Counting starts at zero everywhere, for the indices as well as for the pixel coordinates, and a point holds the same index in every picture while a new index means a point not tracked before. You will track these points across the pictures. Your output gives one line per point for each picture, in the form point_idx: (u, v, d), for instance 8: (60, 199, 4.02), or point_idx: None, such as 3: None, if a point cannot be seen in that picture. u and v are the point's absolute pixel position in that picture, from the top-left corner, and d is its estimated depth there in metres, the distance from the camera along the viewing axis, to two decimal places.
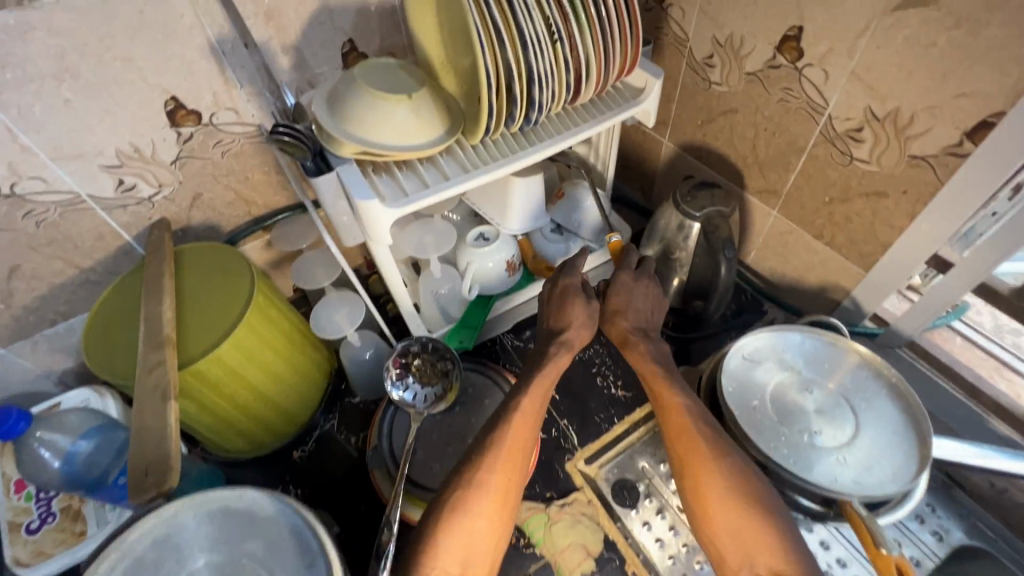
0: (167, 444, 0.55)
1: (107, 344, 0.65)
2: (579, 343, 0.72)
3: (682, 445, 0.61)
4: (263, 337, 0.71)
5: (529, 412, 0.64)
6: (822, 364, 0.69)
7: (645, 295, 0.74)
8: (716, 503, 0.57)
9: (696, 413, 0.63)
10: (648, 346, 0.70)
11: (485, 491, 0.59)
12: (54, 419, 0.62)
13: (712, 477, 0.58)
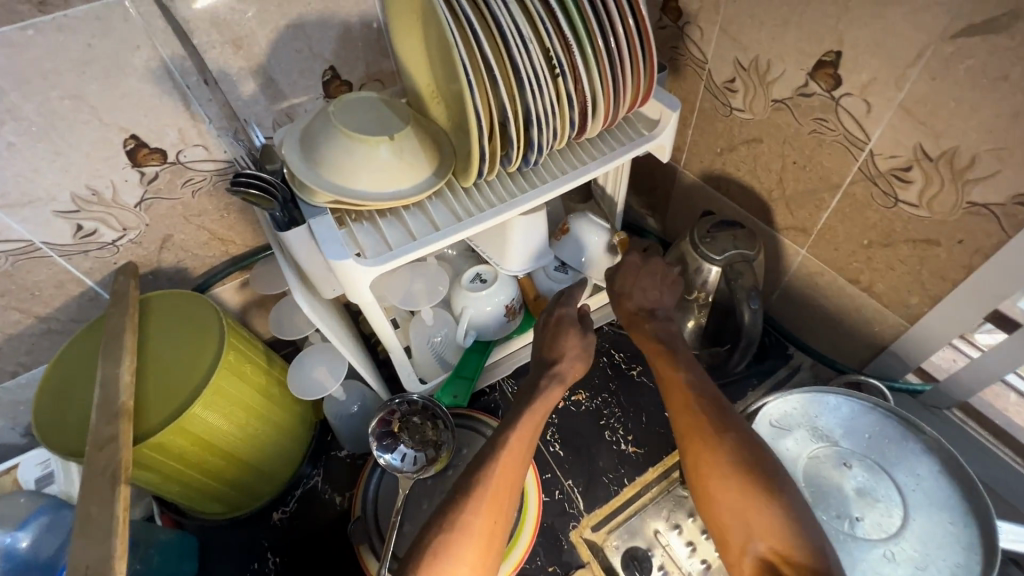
0: (110, 542, 0.49)
1: (60, 412, 0.59)
2: (572, 376, 0.66)
3: (684, 420, 0.57)
4: (235, 398, 0.64)
5: (518, 450, 0.57)
6: (863, 435, 0.61)
7: (652, 269, 0.70)
8: (717, 478, 0.52)
9: (697, 387, 0.59)
10: (655, 327, 0.67)
11: (468, 537, 0.51)
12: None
13: (716, 449, 0.53)
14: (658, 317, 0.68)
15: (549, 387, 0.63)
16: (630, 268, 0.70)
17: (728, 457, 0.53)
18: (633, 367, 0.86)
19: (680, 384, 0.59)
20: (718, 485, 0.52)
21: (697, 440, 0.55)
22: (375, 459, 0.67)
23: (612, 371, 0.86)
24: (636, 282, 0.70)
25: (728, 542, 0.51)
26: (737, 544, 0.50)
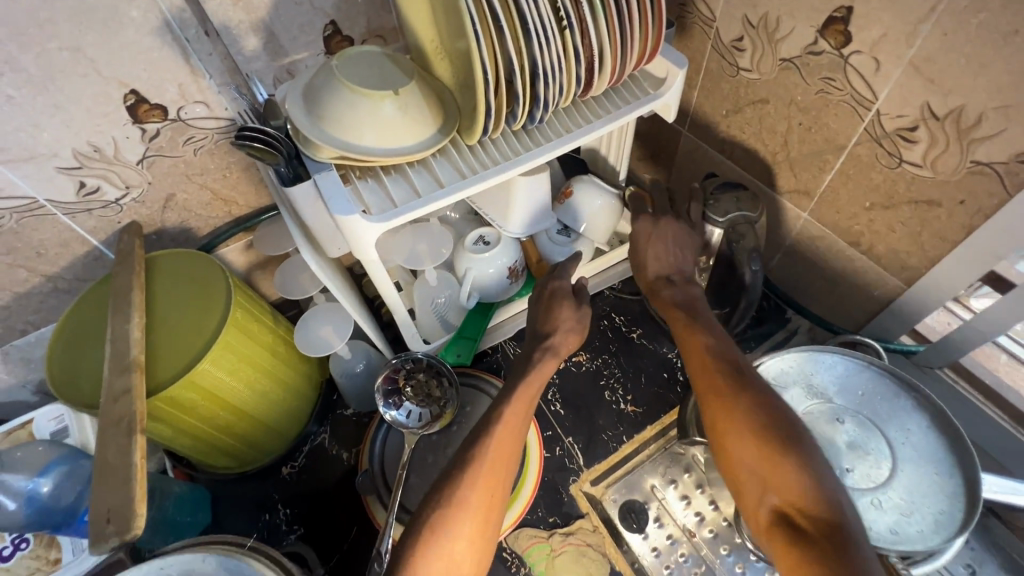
0: (129, 488, 0.50)
1: (72, 367, 0.60)
2: (565, 349, 0.67)
3: (703, 384, 0.58)
4: (244, 355, 0.65)
5: (511, 426, 0.58)
6: (857, 393, 0.62)
7: (668, 231, 0.70)
8: (733, 435, 0.54)
9: (717, 352, 0.59)
10: (672, 293, 0.68)
11: (465, 509, 0.53)
12: (15, 457, 0.58)
13: (734, 412, 0.54)
14: (676, 282, 0.69)
15: (544, 359, 0.65)
16: (648, 233, 0.72)
17: (748, 420, 0.53)
18: (633, 330, 0.87)
19: (700, 350, 0.60)
20: (736, 447, 0.53)
21: (716, 402, 0.56)
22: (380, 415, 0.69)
23: (612, 334, 0.87)
24: (654, 250, 0.71)
25: (744, 497, 0.52)
26: (754, 499, 0.51)
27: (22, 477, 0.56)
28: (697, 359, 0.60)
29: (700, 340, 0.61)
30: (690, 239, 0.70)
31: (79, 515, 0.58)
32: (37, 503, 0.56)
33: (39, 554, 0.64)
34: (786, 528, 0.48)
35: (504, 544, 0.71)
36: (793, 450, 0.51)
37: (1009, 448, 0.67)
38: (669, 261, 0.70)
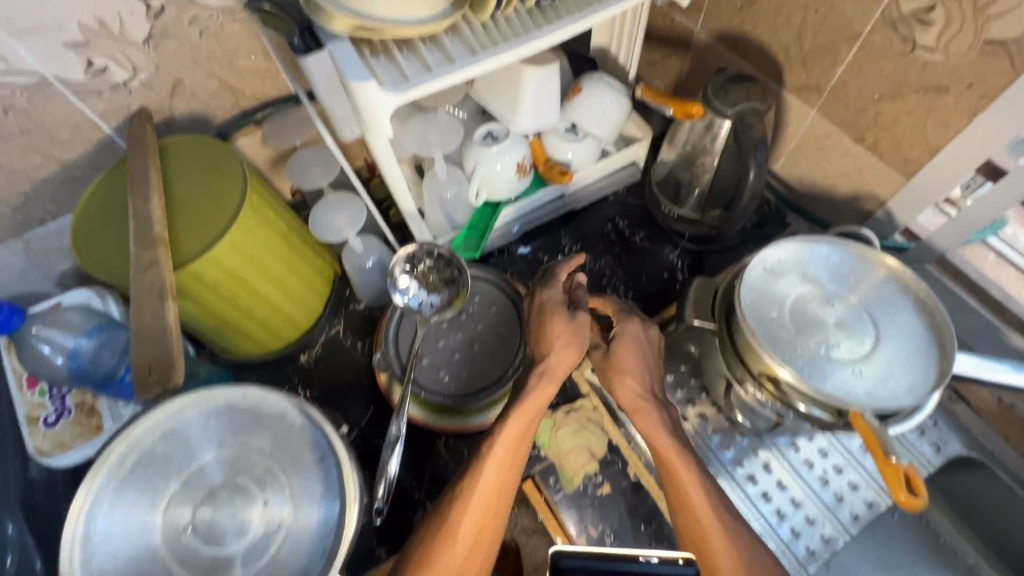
0: (168, 343, 0.54)
1: (98, 245, 0.62)
2: (562, 369, 0.63)
3: (670, 482, 0.61)
4: (261, 239, 0.67)
5: (502, 463, 0.58)
6: (847, 278, 0.66)
7: (641, 341, 0.69)
8: (714, 546, 0.57)
9: (682, 450, 0.62)
10: (659, 416, 0.64)
11: (457, 536, 0.55)
12: (55, 316, 0.63)
13: (722, 550, 0.56)
14: (659, 402, 0.66)
15: (541, 383, 0.62)
16: (626, 342, 0.68)
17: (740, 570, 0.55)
18: (637, 234, 0.90)
19: (693, 484, 0.60)
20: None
21: (707, 530, 0.57)
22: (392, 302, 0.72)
23: (616, 237, 0.90)
24: (627, 360, 0.67)
25: None
26: None
27: (67, 339, 0.61)
28: (676, 463, 0.61)
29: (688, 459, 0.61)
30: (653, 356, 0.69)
31: (119, 375, 0.62)
32: (82, 361, 0.61)
33: (82, 422, 0.70)
34: None
35: None
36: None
37: (986, 337, 0.71)
38: (647, 361, 0.68)
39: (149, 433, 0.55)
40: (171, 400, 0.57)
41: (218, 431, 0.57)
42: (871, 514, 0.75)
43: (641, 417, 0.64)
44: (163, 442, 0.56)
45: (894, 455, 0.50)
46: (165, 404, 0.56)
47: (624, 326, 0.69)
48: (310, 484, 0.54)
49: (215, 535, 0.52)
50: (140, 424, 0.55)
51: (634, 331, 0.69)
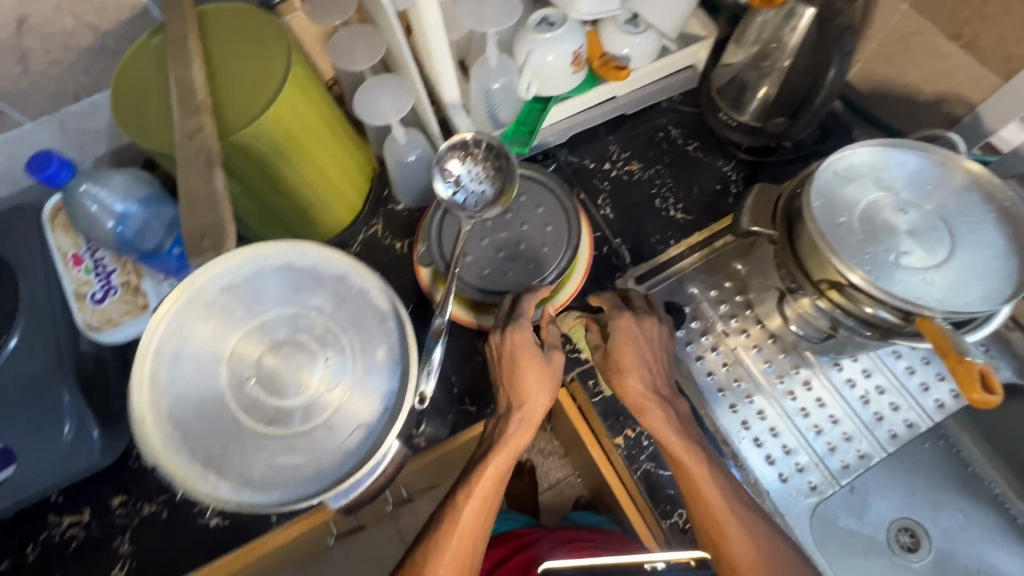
0: (218, 209, 0.53)
1: (141, 113, 0.60)
2: (539, 412, 0.63)
3: (690, 490, 0.62)
4: (306, 119, 0.64)
5: (484, 496, 0.60)
6: (924, 186, 0.62)
7: (624, 341, 0.65)
8: (740, 551, 0.58)
9: (697, 458, 0.62)
10: (665, 411, 0.64)
11: (445, 561, 0.58)
12: (100, 176, 0.60)
13: (739, 541, 0.59)
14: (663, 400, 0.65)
15: (519, 430, 0.62)
16: (624, 337, 0.66)
17: (757, 559, 0.57)
18: (689, 144, 0.86)
19: (705, 478, 0.61)
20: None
21: (725, 532, 0.59)
22: (437, 194, 0.70)
23: (667, 146, 0.86)
24: (629, 357, 0.65)
25: None
26: None
27: (116, 202, 0.59)
28: (696, 474, 0.61)
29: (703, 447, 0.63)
30: (654, 344, 0.68)
31: (169, 249, 0.62)
32: (130, 229, 0.60)
33: (129, 300, 0.71)
34: None
35: None
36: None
37: None
38: (643, 369, 0.65)
39: (208, 283, 0.48)
40: (232, 250, 0.49)
41: (280, 286, 0.50)
42: (909, 434, 0.75)
43: (650, 407, 0.64)
44: (224, 294, 0.49)
45: (970, 355, 0.48)
46: (228, 254, 0.49)
47: (623, 322, 0.67)
48: (377, 348, 0.49)
49: (278, 387, 0.47)
50: (198, 272, 0.48)
51: (632, 325, 0.67)
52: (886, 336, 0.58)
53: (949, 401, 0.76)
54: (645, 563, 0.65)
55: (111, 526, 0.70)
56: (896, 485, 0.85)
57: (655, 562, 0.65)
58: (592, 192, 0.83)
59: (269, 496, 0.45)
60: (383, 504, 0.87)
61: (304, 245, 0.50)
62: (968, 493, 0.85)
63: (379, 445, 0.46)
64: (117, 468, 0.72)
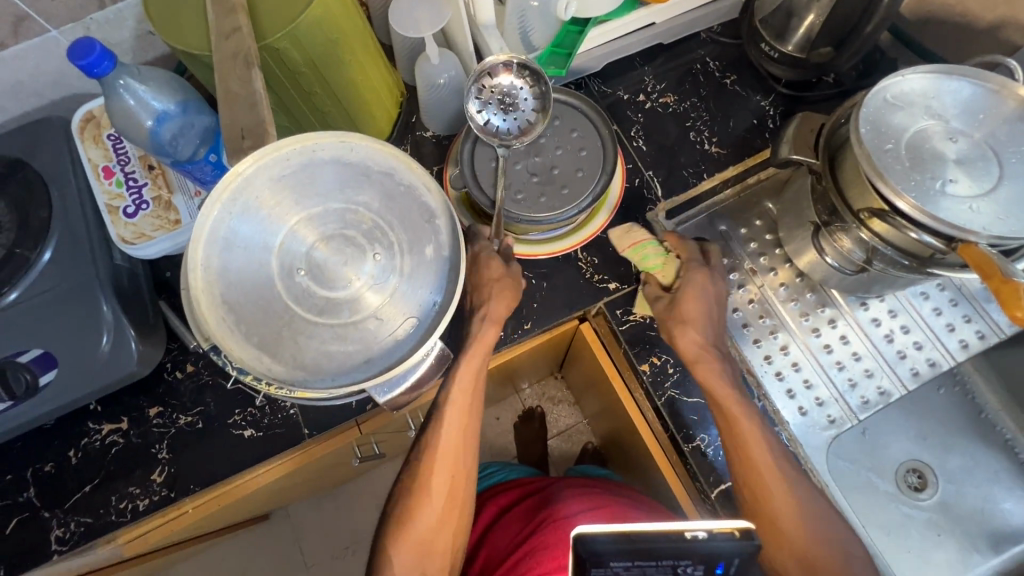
0: (259, 110, 0.54)
1: (176, 15, 0.58)
2: (503, 308, 0.67)
3: (732, 430, 0.66)
4: (344, 27, 0.62)
5: (465, 393, 0.66)
6: (976, 115, 0.60)
7: (692, 304, 0.68)
8: (772, 483, 0.64)
9: (741, 402, 0.66)
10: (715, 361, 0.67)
11: (439, 452, 0.66)
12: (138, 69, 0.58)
13: (773, 485, 0.64)
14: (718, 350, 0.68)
15: (484, 327, 0.67)
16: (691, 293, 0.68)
17: (791, 496, 0.64)
18: (727, 77, 0.83)
19: (749, 432, 0.65)
20: (782, 518, 0.64)
21: (758, 477, 0.64)
22: (472, 124, 0.68)
23: (703, 78, 0.83)
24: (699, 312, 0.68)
25: (773, 525, 0.64)
26: (785, 525, 0.64)
27: (156, 100, 0.58)
28: (733, 436, 0.66)
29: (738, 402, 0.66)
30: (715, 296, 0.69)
31: (204, 156, 0.62)
32: (167, 129, 0.59)
33: (161, 215, 0.71)
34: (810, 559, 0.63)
35: (579, 250, 0.76)
36: (823, 530, 0.64)
37: None
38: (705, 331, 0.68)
39: (256, 175, 0.49)
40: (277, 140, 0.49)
41: (327, 180, 0.51)
42: (931, 372, 0.76)
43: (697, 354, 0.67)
44: (271, 187, 0.50)
45: (1014, 276, 0.49)
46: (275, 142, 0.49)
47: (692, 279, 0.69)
48: (425, 246, 0.51)
49: (326, 279, 0.50)
50: (244, 162, 0.48)
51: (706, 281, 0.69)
52: (924, 265, 0.58)
53: (972, 341, 0.77)
54: (686, 530, 0.49)
55: (149, 434, 0.73)
56: (909, 427, 0.86)
57: (696, 530, 0.49)
58: (625, 124, 0.82)
59: (319, 378, 0.48)
60: (405, 431, 0.89)
61: (352, 139, 0.51)
62: (979, 438, 0.87)
63: (427, 340, 0.49)
64: (153, 380, 0.74)
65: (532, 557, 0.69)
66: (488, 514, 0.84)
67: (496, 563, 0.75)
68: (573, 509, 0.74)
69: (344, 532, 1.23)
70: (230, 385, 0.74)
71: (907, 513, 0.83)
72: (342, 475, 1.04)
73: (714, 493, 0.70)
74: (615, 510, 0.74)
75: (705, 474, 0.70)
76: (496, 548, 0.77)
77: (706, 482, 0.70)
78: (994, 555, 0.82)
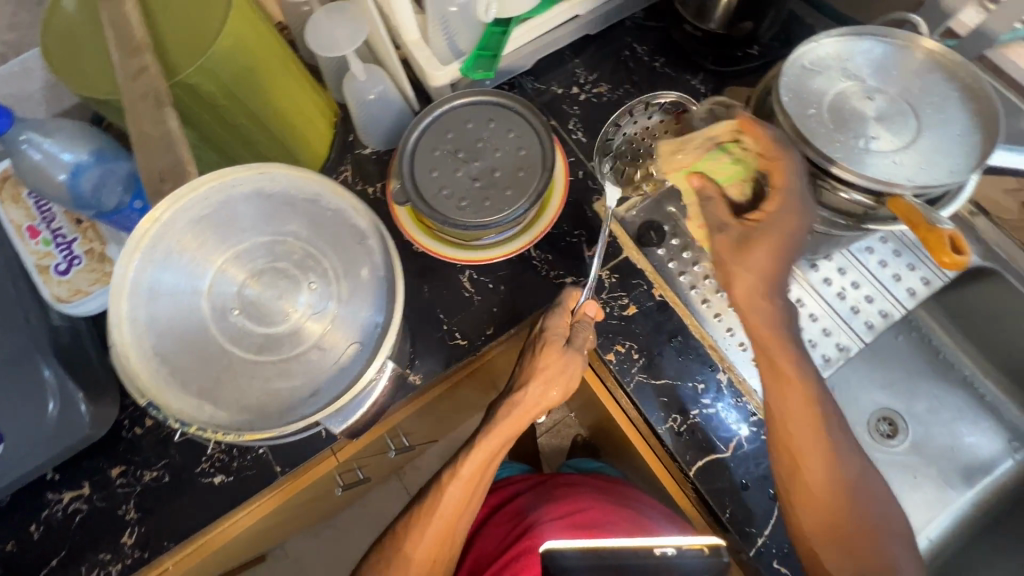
0: (177, 150, 0.55)
1: (78, 61, 0.56)
2: (567, 373, 0.66)
3: (791, 414, 0.61)
4: (258, 53, 0.60)
5: (498, 442, 0.66)
6: (888, 71, 0.62)
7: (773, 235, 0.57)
8: (819, 480, 0.60)
9: (808, 381, 0.61)
10: (770, 314, 0.60)
11: (453, 492, 0.65)
12: (46, 124, 0.56)
13: (813, 460, 0.60)
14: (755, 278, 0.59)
15: (541, 384, 0.66)
16: (760, 242, 0.57)
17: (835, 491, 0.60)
18: (656, 60, 0.84)
19: (795, 395, 0.61)
20: (826, 500, 0.60)
21: (803, 454, 0.61)
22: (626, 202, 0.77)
23: (633, 64, 0.84)
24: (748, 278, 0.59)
25: (814, 524, 0.61)
26: (826, 527, 0.60)
27: (67, 153, 0.56)
28: (800, 445, 0.61)
29: (802, 375, 0.61)
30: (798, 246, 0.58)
31: (129, 203, 0.60)
32: (85, 181, 0.57)
33: (95, 269, 0.68)
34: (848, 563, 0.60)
35: (533, 248, 0.76)
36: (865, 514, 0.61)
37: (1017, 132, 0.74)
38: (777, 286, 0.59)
39: (177, 218, 0.49)
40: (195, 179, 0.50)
41: (251, 216, 0.52)
42: (884, 323, 0.78)
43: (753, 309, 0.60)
44: (194, 230, 0.50)
45: (939, 224, 0.50)
46: (192, 183, 0.50)
47: (776, 163, 0.56)
48: (360, 268, 0.52)
49: (264, 316, 0.50)
50: (161, 205, 0.48)
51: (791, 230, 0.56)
52: (859, 222, 0.60)
53: (918, 288, 0.80)
54: (656, 547, 0.60)
55: (114, 496, 0.70)
56: (874, 377, 0.89)
57: (666, 548, 0.60)
58: (562, 118, 0.83)
59: (266, 419, 0.49)
60: (386, 452, 0.87)
61: (270, 169, 0.52)
62: (942, 378, 0.89)
63: (370, 364, 0.50)
64: (111, 440, 0.71)
65: (526, 556, 0.69)
66: (477, 515, 0.83)
67: (484, 565, 0.74)
68: (565, 510, 0.74)
69: (343, 563, 1.20)
70: (179, 436, 0.71)
71: (883, 461, 0.86)
72: (330, 507, 1.01)
73: (692, 469, 0.70)
74: (607, 509, 0.74)
75: (683, 453, 0.70)
76: (484, 549, 0.76)
77: (685, 460, 0.70)
78: (967, 489, 0.85)
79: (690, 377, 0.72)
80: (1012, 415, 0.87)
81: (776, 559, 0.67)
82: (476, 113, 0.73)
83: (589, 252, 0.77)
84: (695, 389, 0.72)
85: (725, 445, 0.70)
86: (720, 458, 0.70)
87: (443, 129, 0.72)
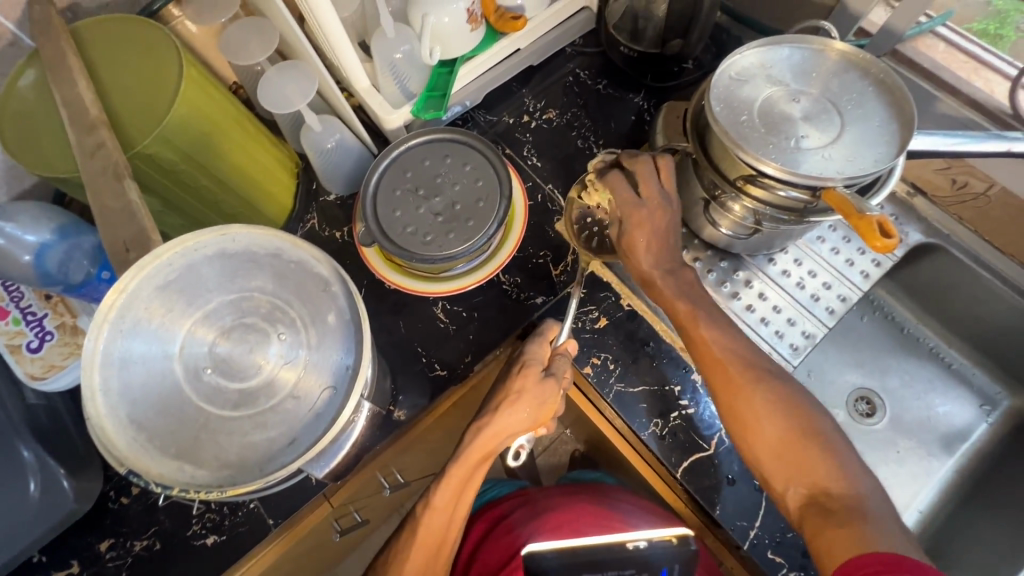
0: (139, 220, 0.56)
1: (36, 141, 0.58)
2: (545, 399, 0.67)
3: (717, 379, 0.64)
4: (210, 115, 0.61)
5: (470, 466, 0.67)
6: (809, 74, 0.66)
7: (666, 210, 0.67)
8: (764, 420, 0.61)
9: (723, 343, 0.65)
10: (669, 280, 0.68)
11: (432, 520, 0.66)
12: (8, 210, 0.57)
13: (748, 396, 0.62)
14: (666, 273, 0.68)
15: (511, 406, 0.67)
16: (638, 223, 0.66)
17: (786, 427, 0.60)
18: (599, 83, 0.89)
19: (708, 341, 0.65)
20: (770, 433, 0.60)
21: (746, 417, 0.62)
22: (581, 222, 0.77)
23: (578, 89, 0.89)
24: (642, 246, 0.67)
25: (774, 478, 0.60)
26: (785, 479, 0.59)
27: (30, 234, 0.57)
28: (749, 403, 0.62)
29: (716, 350, 0.65)
30: (675, 224, 0.68)
31: (96, 274, 0.62)
32: (50, 260, 0.58)
33: (68, 342, 0.68)
34: (816, 508, 0.57)
35: (501, 274, 0.79)
36: (815, 431, 0.60)
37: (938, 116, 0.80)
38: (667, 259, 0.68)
39: (143, 285, 0.50)
40: (158, 248, 0.51)
41: (215, 276, 0.53)
42: (844, 306, 0.82)
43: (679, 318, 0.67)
44: (161, 297, 0.51)
45: (868, 211, 0.53)
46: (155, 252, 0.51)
47: (640, 164, 0.67)
48: (328, 314, 0.54)
49: (234, 370, 0.51)
50: (127, 274, 0.49)
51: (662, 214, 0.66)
52: (801, 216, 0.63)
53: (871, 270, 0.84)
54: (628, 541, 0.64)
55: (104, 571, 0.68)
56: (845, 359, 0.92)
57: (639, 541, 0.64)
58: (516, 146, 0.86)
59: (247, 473, 0.49)
60: (381, 491, 0.86)
61: (231, 231, 0.53)
62: (909, 353, 0.93)
63: (343, 407, 0.51)
64: (97, 513, 0.70)
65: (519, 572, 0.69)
66: (475, 535, 0.82)
67: None
68: (557, 524, 0.75)
69: None
70: (162, 500, 0.70)
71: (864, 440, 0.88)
72: (330, 554, 0.99)
73: (679, 471, 0.71)
74: (602, 515, 0.74)
75: (668, 456, 0.72)
76: (485, 565, 0.75)
77: (670, 463, 0.72)
78: (948, 456, 0.87)
79: (667, 381, 0.74)
80: (978, 381, 0.90)
81: (769, 549, 0.68)
82: (432, 152, 0.76)
83: (557, 272, 0.79)
84: (673, 391, 0.74)
85: (708, 443, 0.72)
86: (704, 456, 0.71)
87: (402, 170, 0.75)
